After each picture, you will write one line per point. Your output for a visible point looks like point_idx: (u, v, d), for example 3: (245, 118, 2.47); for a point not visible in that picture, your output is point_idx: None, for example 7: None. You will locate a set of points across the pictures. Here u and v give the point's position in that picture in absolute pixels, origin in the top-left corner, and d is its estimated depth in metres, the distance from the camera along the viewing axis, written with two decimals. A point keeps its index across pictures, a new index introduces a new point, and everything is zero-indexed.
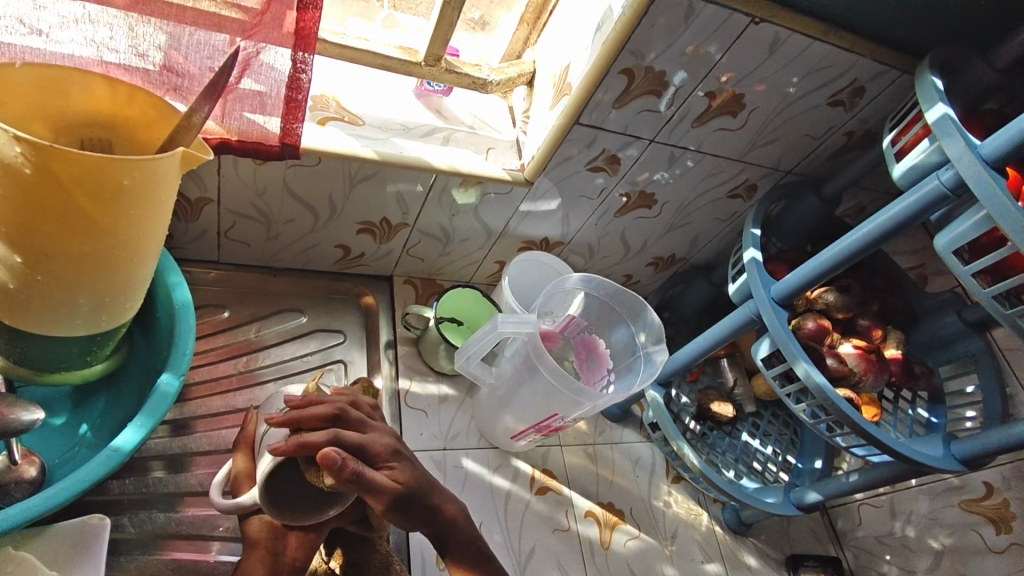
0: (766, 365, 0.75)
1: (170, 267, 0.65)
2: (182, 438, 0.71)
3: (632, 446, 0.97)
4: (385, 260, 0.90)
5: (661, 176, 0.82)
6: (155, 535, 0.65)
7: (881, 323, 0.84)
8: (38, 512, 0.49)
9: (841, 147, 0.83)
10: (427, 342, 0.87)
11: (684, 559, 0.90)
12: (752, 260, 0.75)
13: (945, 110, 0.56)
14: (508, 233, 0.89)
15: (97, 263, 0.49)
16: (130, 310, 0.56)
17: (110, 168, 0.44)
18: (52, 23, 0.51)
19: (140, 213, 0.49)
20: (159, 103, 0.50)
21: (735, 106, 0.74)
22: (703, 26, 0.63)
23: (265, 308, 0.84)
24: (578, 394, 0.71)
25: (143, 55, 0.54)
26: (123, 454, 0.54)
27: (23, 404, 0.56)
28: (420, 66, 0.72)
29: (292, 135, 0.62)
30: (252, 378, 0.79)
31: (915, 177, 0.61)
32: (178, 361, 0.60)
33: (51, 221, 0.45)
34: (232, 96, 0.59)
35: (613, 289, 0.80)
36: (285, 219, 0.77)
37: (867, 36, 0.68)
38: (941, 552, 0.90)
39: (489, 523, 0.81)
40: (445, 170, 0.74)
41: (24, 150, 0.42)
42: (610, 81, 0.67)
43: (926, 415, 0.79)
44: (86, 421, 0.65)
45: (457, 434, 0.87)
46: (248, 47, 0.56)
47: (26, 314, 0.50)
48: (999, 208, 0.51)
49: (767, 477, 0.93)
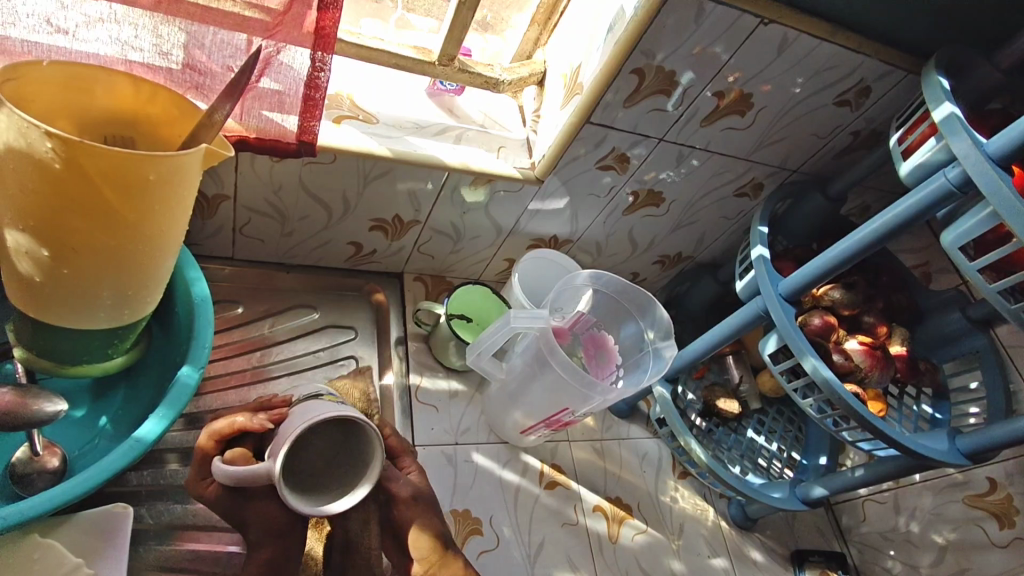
0: (772, 361, 0.76)
1: (188, 262, 0.66)
2: (196, 431, 0.72)
3: (639, 442, 0.98)
4: (396, 257, 0.91)
5: (668, 175, 0.84)
6: (172, 526, 0.66)
7: (886, 319, 0.85)
8: (65, 499, 0.51)
9: (846, 147, 0.84)
10: (438, 338, 0.89)
11: (690, 553, 0.91)
12: (761, 256, 0.76)
13: (952, 109, 0.57)
14: (517, 232, 0.90)
15: (121, 255, 0.50)
16: (151, 305, 0.57)
17: (135, 162, 0.45)
18: (78, 22, 0.52)
19: (164, 209, 0.50)
20: (181, 101, 0.51)
21: (743, 106, 0.75)
22: (712, 26, 0.64)
23: (279, 304, 0.86)
24: (588, 388, 0.73)
25: (166, 54, 0.56)
26: (146, 444, 0.55)
27: (46, 395, 0.57)
28: (434, 65, 0.73)
29: (309, 133, 0.64)
30: (265, 373, 0.80)
31: (922, 174, 0.62)
32: (197, 354, 0.61)
33: (78, 215, 0.46)
34: (251, 94, 0.60)
35: (621, 286, 0.81)
36: (299, 216, 0.78)
37: (874, 37, 0.69)
38: (946, 547, 0.91)
39: (498, 517, 0.83)
40: (457, 168, 0.75)
41: (55, 146, 0.43)
42: (621, 81, 0.68)
43: (930, 411, 0.81)
44: (105, 413, 0.66)
45: (468, 429, 0.88)
46: (268, 47, 0.57)
47: (50, 306, 0.52)
48: (1004, 205, 0.52)
49: (772, 473, 0.95)
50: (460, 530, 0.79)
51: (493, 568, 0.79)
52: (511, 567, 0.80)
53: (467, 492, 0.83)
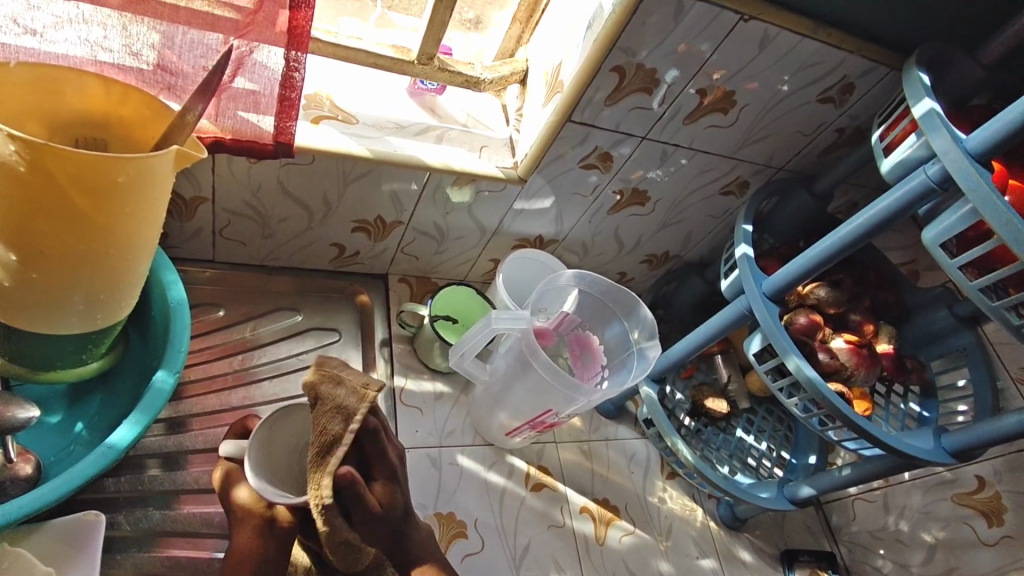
0: (758, 360, 0.75)
1: (164, 265, 0.65)
2: (177, 436, 0.72)
3: (627, 443, 0.98)
4: (380, 259, 0.90)
5: (653, 174, 0.83)
6: (151, 532, 0.65)
7: (873, 317, 0.84)
8: (33, 508, 0.50)
9: (831, 144, 0.84)
10: (422, 340, 0.88)
11: (679, 554, 0.90)
12: (744, 256, 0.76)
13: (931, 105, 0.57)
14: (501, 232, 0.89)
15: (92, 260, 0.49)
16: (125, 308, 0.57)
17: (103, 166, 0.44)
18: (46, 23, 0.51)
19: (134, 210, 0.49)
20: (154, 103, 0.50)
21: (726, 104, 0.74)
22: (694, 23, 0.64)
23: (261, 307, 0.85)
24: (572, 390, 0.72)
25: (137, 55, 0.55)
26: (119, 450, 0.54)
27: (18, 402, 0.57)
28: (413, 64, 0.73)
29: (286, 134, 0.63)
30: (247, 377, 0.79)
31: (903, 171, 0.62)
32: (173, 359, 0.60)
33: (44, 217, 0.45)
34: (225, 94, 0.59)
35: (606, 287, 0.80)
36: (279, 218, 0.78)
37: (856, 34, 0.69)
38: (935, 545, 0.91)
39: (484, 520, 0.82)
40: (439, 169, 0.74)
41: (18, 149, 0.42)
42: (601, 79, 0.67)
43: (917, 409, 0.80)
44: (82, 419, 0.65)
45: (453, 431, 0.87)
46: (241, 46, 0.56)
47: (20, 311, 0.51)
48: (983, 202, 0.52)
49: (761, 473, 0.94)
50: (444, 534, 0.79)
51: (477, 572, 0.78)
52: (497, 569, 0.79)
53: (451, 496, 0.82)
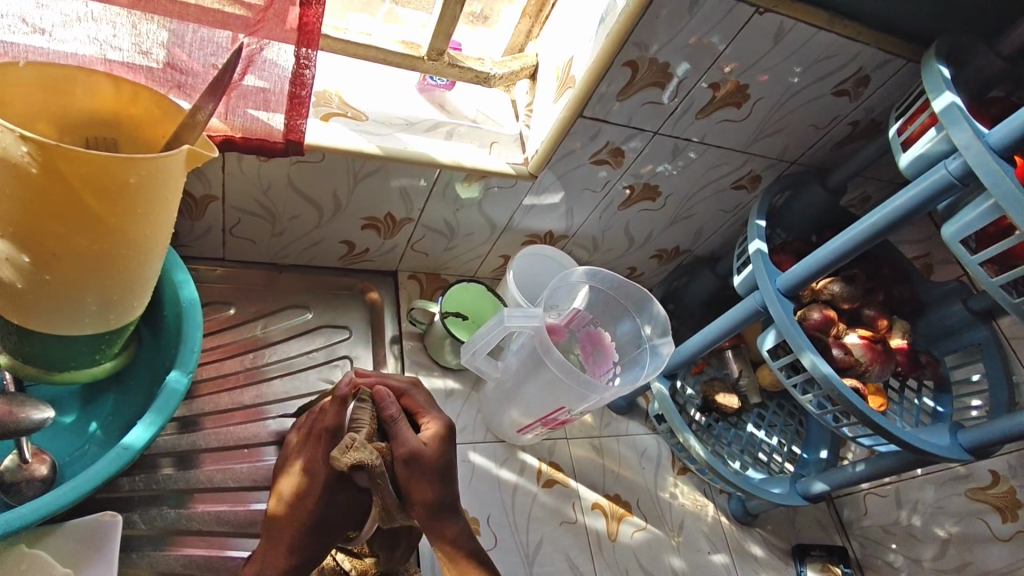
0: (771, 357, 0.75)
1: (176, 264, 0.65)
2: (190, 435, 0.71)
3: (637, 439, 0.98)
4: (390, 254, 0.90)
5: (664, 169, 0.82)
6: (167, 532, 0.66)
7: (887, 312, 0.83)
8: (50, 510, 0.50)
9: (845, 137, 0.83)
10: (433, 338, 0.88)
11: (690, 549, 0.90)
12: (758, 251, 0.75)
13: (952, 98, 0.56)
14: (511, 228, 0.89)
15: (105, 261, 0.49)
16: (137, 308, 0.56)
17: (115, 167, 0.44)
18: (55, 22, 0.51)
19: (147, 210, 0.49)
20: (165, 102, 0.50)
21: (739, 97, 0.73)
22: (707, 17, 0.63)
23: (271, 305, 0.85)
24: (585, 388, 0.72)
25: (146, 53, 0.54)
26: (135, 451, 0.54)
27: (33, 402, 0.56)
28: (423, 60, 0.72)
29: (296, 132, 0.62)
30: (259, 375, 0.79)
31: (922, 166, 0.61)
32: (185, 359, 0.60)
33: (58, 220, 0.45)
34: (235, 93, 0.59)
35: (616, 282, 0.80)
36: (289, 215, 0.77)
37: (872, 25, 0.68)
38: (948, 540, 0.91)
39: (496, 517, 0.82)
40: (449, 165, 0.74)
41: (30, 150, 0.41)
42: (614, 73, 0.67)
43: (931, 404, 0.80)
44: (96, 419, 0.65)
45: (465, 428, 0.87)
46: (251, 43, 0.56)
47: (32, 311, 0.50)
48: (1007, 197, 0.51)
49: (773, 468, 0.94)
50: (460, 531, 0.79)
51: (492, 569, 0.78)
52: (511, 566, 0.79)
53: (465, 493, 0.82)
